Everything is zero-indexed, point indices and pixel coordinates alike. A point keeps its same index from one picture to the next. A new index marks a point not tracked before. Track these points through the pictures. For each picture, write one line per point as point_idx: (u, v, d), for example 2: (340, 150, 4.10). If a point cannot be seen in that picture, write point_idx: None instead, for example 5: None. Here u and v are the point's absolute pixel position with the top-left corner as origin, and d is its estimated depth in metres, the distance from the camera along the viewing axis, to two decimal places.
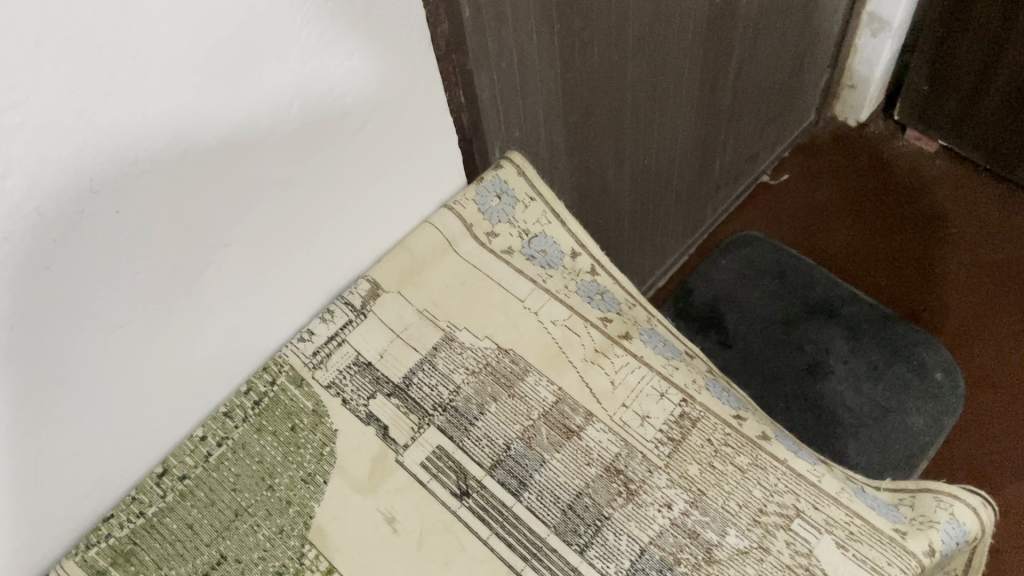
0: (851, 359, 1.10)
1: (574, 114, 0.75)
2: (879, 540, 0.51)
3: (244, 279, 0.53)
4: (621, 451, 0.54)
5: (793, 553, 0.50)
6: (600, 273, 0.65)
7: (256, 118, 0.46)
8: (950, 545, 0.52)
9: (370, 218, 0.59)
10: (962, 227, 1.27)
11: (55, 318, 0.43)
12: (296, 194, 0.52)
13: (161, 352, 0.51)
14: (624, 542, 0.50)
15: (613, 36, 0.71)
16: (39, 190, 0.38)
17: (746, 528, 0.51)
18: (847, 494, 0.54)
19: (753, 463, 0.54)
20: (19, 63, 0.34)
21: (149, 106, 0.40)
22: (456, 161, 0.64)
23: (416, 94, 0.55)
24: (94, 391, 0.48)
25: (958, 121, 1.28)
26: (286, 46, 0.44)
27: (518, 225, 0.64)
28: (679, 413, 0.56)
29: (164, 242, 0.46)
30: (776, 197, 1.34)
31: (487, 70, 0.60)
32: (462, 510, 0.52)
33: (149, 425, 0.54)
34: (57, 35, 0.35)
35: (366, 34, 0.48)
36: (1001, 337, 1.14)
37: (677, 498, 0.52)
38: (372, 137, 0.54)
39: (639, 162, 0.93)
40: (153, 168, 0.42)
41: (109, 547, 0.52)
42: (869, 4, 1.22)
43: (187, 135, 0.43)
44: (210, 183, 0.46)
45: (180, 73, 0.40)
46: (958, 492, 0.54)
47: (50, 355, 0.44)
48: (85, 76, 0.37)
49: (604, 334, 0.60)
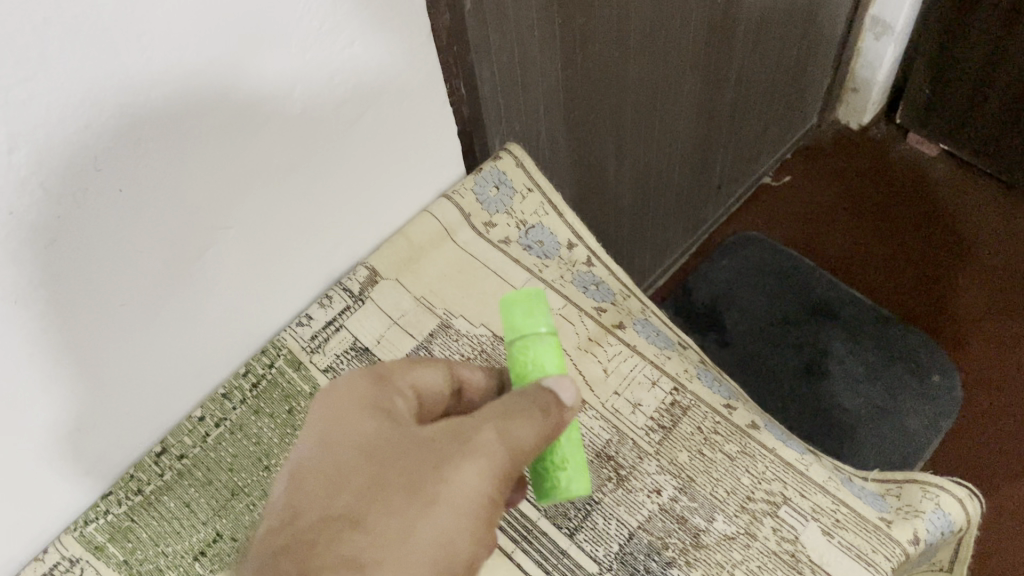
0: (848, 360, 1.10)
1: (574, 110, 0.76)
2: (864, 528, 0.52)
3: (245, 263, 0.54)
4: (612, 437, 0.55)
5: (780, 539, 0.51)
6: (596, 263, 0.66)
7: (258, 101, 0.47)
8: (935, 534, 0.54)
9: (369, 204, 0.60)
10: (965, 231, 1.27)
11: (57, 293, 0.44)
12: (296, 179, 0.53)
13: (162, 332, 0.51)
14: (613, 526, 0.51)
15: (614, 33, 0.72)
16: (43, 166, 0.39)
17: (734, 515, 0.52)
18: (835, 484, 0.55)
19: (742, 452, 0.56)
20: (27, 41, 0.35)
21: (152, 86, 0.41)
22: (456, 151, 0.65)
23: (416, 83, 0.56)
24: (94, 366, 0.49)
25: (960, 125, 1.28)
26: (287, 31, 0.45)
27: (516, 216, 0.65)
28: (670, 401, 0.58)
29: (166, 222, 0.47)
30: (777, 200, 1.35)
31: (488, 64, 0.60)
32: None
33: (150, 405, 0.55)
34: (64, 13, 0.36)
35: (367, 22, 0.49)
36: (999, 341, 1.15)
37: (666, 484, 0.53)
38: (372, 125, 0.55)
39: (639, 159, 0.93)
40: (154, 147, 0.43)
41: (106, 525, 0.54)
42: (872, 8, 1.23)
43: (190, 114, 0.44)
44: (210, 164, 0.47)
45: (183, 54, 0.41)
46: (944, 483, 0.56)
47: (52, 329, 0.45)
48: (91, 54, 0.38)
49: (598, 323, 0.61)
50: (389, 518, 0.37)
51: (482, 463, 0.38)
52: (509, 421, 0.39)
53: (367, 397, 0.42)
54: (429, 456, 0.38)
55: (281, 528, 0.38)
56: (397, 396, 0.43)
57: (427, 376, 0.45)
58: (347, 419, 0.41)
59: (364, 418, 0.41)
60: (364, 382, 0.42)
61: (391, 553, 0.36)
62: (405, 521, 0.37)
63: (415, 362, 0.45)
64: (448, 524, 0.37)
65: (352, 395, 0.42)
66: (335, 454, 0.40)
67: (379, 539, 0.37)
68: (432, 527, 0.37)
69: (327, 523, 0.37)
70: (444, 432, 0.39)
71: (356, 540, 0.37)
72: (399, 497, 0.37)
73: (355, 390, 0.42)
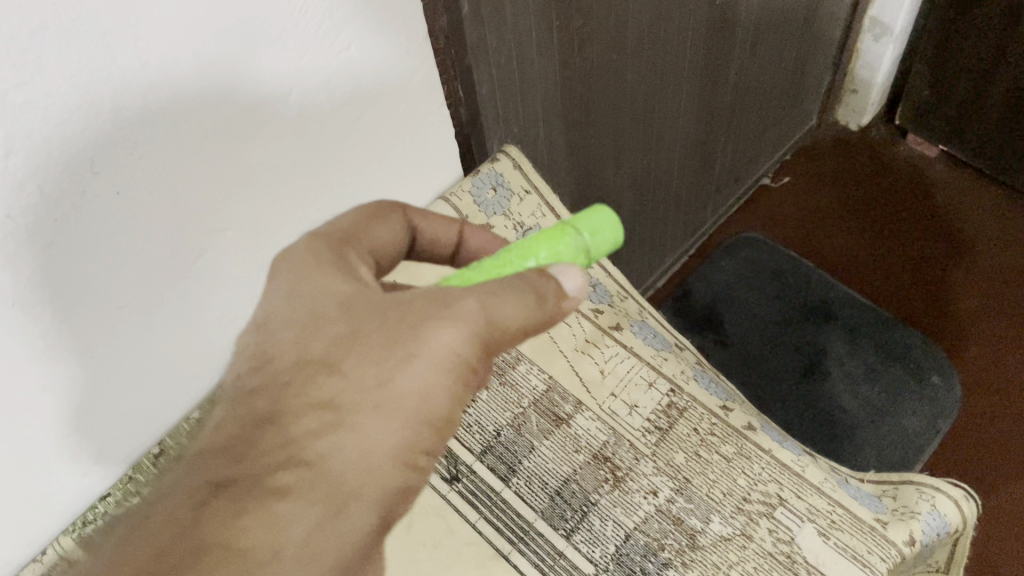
0: (847, 361, 1.10)
1: (572, 112, 0.76)
2: (860, 530, 0.53)
3: (244, 264, 0.54)
4: (609, 439, 0.56)
5: (775, 540, 0.52)
6: (592, 266, 0.66)
7: (256, 103, 0.47)
8: (931, 535, 0.54)
9: (367, 205, 0.60)
10: (964, 232, 1.27)
11: (56, 296, 0.44)
12: (293, 181, 0.53)
13: (160, 333, 0.52)
14: (610, 527, 0.52)
15: (612, 35, 0.72)
16: (41, 170, 0.39)
17: (729, 516, 0.53)
18: (831, 484, 0.56)
19: (739, 453, 0.56)
20: (24, 45, 0.35)
21: (149, 89, 0.41)
22: (453, 153, 0.65)
23: (414, 85, 0.56)
24: (92, 368, 0.49)
25: (960, 126, 1.28)
26: (284, 34, 0.45)
27: (513, 218, 0.67)
28: (667, 403, 0.58)
29: (164, 224, 0.47)
30: (776, 200, 1.35)
31: (486, 66, 0.61)
32: (452, 494, 0.53)
33: (148, 406, 0.55)
34: (61, 19, 0.36)
35: (365, 24, 0.49)
36: (998, 341, 1.15)
37: (663, 485, 0.54)
38: (369, 126, 0.55)
39: (638, 160, 0.94)
40: (152, 150, 0.43)
41: (104, 525, 0.56)
42: (872, 9, 1.23)
43: (187, 117, 0.44)
44: (207, 166, 0.47)
45: (180, 58, 0.41)
46: (940, 484, 0.56)
47: (50, 332, 0.45)
48: (87, 59, 0.38)
49: (595, 325, 0.61)
50: (364, 367, 0.38)
51: (462, 328, 0.37)
52: (497, 302, 0.37)
53: (334, 254, 0.41)
54: (408, 312, 0.38)
55: (257, 370, 0.39)
56: (358, 257, 0.43)
57: (383, 236, 0.45)
58: (318, 274, 0.40)
59: (334, 277, 0.40)
60: (326, 243, 0.42)
61: (367, 398, 0.37)
62: (381, 372, 0.38)
63: (373, 216, 0.44)
64: (425, 375, 0.37)
65: (318, 253, 0.41)
66: (305, 306, 0.40)
67: (355, 385, 0.38)
68: (410, 382, 0.38)
69: (302, 367, 0.38)
70: (424, 294, 0.38)
71: (331, 385, 0.38)
72: (375, 348, 0.38)
73: (323, 245, 0.42)
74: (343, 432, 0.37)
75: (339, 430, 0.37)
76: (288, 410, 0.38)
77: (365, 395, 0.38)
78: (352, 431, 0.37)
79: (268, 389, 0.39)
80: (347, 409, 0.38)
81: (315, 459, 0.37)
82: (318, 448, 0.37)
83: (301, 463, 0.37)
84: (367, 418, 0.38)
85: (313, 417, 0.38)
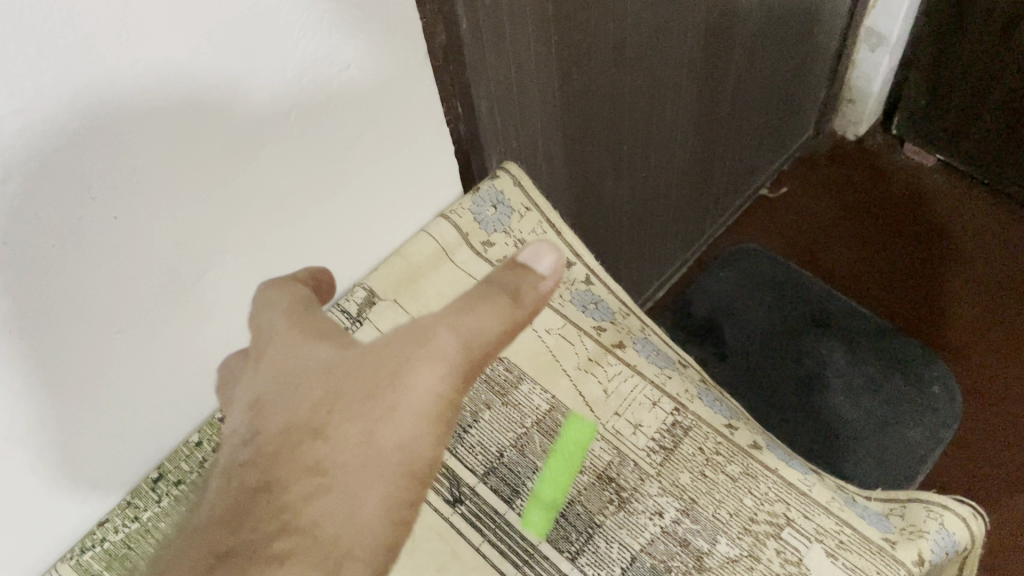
0: (849, 372, 1.09)
1: (571, 127, 0.76)
2: (868, 549, 0.52)
3: (243, 286, 0.54)
4: (613, 459, 0.55)
5: (784, 561, 0.51)
6: (594, 280, 0.65)
7: (256, 124, 0.46)
8: (939, 554, 0.54)
9: (366, 226, 0.60)
10: (961, 240, 1.27)
11: (51, 322, 0.43)
12: (293, 204, 0.53)
13: (156, 356, 0.51)
14: (616, 549, 0.51)
15: (611, 49, 0.72)
16: (38, 198, 0.39)
17: (736, 537, 0.52)
18: (838, 503, 0.55)
19: (744, 472, 0.56)
20: (22, 73, 0.35)
21: (148, 114, 0.41)
22: (453, 170, 0.65)
23: (413, 102, 0.56)
24: (88, 392, 0.49)
25: (957, 134, 1.28)
26: (283, 56, 0.45)
27: (513, 234, 0.67)
28: (671, 421, 0.58)
29: (163, 248, 0.46)
30: (775, 210, 1.35)
31: (484, 82, 0.60)
32: (454, 517, 0.53)
33: (146, 431, 0.55)
34: (58, 44, 0.35)
35: (364, 44, 0.49)
36: (1000, 350, 1.15)
37: (669, 506, 0.53)
38: (369, 146, 0.55)
39: (636, 173, 0.93)
40: (150, 174, 0.43)
41: (104, 552, 0.55)
42: (867, 19, 1.23)
43: (185, 139, 0.43)
44: (207, 189, 0.46)
45: (179, 80, 0.41)
46: (948, 502, 0.56)
47: (47, 359, 0.45)
48: (84, 83, 0.37)
49: (598, 344, 0.61)
50: (349, 425, 0.38)
51: (438, 365, 0.37)
52: (475, 314, 0.38)
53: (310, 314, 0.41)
54: (385, 360, 0.38)
55: (245, 444, 0.39)
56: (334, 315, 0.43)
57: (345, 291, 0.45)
58: (290, 340, 0.40)
59: (310, 344, 0.40)
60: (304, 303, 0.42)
61: (357, 456, 0.38)
62: (367, 426, 0.38)
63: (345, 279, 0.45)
64: (409, 427, 0.38)
65: (288, 316, 0.41)
66: (286, 371, 0.40)
67: (342, 444, 0.38)
68: (394, 431, 0.38)
69: (288, 434, 0.38)
70: (396, 336, 0.39)
71: (319, 449, 0.38)
72: (359, 404, 0.38)
73: (296, 304, 0.41)
74: (335, 494, 0.37)
75: (331, 493, 0.37)
76: (280, 479, 0.37)
77: (353, 453, 0.38)
78: (343, 491, 0.38)
79: (257, 461, 0.38)
80: (338, 466, 0.38)
81: (308, 525, 0.37)
82: (310, 513, 0.37)
83: (297, 530, 0.37)
84: (357, 475, 0.38)
85: (305, 482, 0.37)
